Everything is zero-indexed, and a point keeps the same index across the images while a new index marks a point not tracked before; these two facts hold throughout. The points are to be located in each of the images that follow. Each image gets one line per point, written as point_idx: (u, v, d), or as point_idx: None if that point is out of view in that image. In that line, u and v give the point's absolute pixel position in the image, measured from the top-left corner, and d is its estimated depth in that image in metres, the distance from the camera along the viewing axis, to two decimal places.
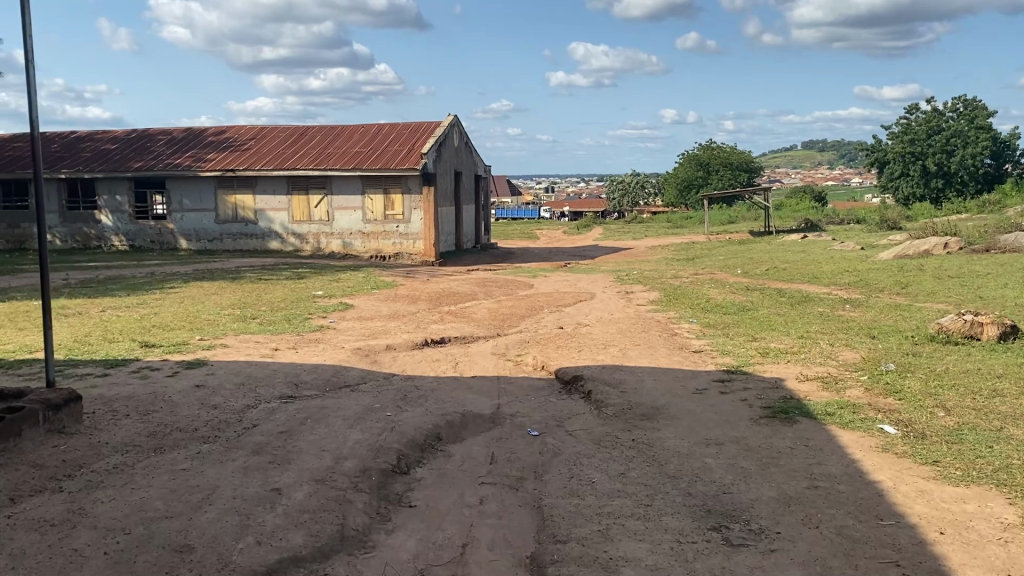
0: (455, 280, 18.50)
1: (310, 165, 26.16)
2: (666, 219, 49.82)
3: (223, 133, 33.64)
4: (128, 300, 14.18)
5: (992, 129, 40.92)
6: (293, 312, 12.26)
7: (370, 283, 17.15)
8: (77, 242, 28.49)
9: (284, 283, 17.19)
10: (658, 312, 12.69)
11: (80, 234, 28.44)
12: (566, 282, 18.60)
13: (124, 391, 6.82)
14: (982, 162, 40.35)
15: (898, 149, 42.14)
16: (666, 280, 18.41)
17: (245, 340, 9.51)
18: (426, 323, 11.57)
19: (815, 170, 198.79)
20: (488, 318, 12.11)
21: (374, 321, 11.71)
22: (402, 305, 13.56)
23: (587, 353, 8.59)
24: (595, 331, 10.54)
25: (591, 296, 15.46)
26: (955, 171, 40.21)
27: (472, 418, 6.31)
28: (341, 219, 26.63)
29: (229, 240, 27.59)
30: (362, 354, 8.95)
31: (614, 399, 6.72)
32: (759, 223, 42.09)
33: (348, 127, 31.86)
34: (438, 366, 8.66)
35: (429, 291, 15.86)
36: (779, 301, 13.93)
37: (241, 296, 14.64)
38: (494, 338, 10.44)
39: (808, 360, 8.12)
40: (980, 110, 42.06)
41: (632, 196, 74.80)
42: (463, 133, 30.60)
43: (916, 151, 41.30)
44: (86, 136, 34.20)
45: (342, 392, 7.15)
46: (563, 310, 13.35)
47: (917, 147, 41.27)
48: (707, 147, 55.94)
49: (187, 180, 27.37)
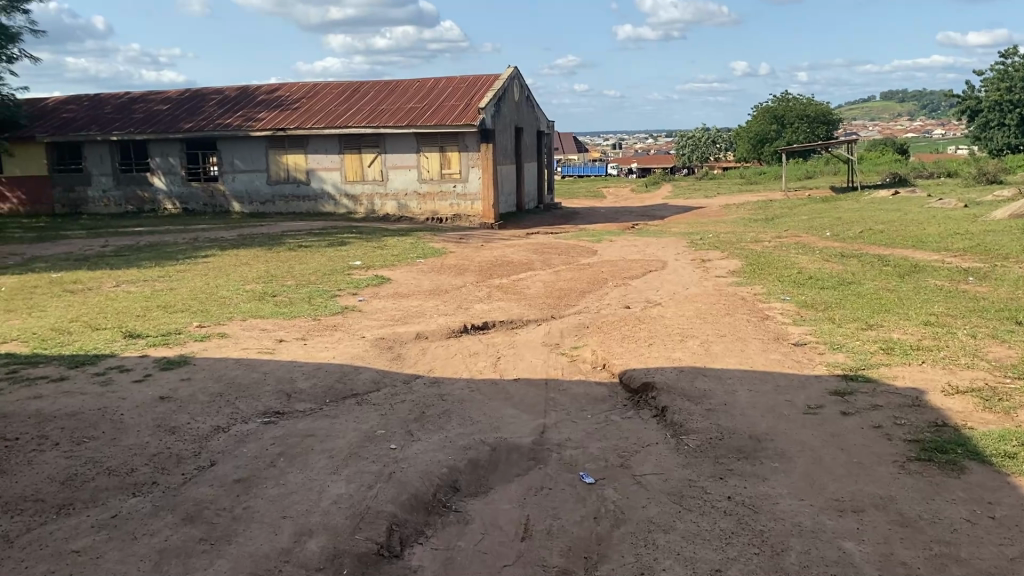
0: (510, 247, 16.86)
1: (362, 122, 24.67)
2: (740, 175, 47.05)
3: (275, 90, 32.47)
4: (150, 273, 12.95)
5: None
6: (321, 288, 10.79)
7: (417, 251, 15.64)
8: (131, 206, 27.69)
9: (326, 251, 15.81)
10: (743, 287, 10.79)
11: (133, 198, 27.62)
12: (632, 247, 16.77)
13: (70, 405, 5.38)
14: None
15: (994, 98, 38.35)
16: (744, 245, 16.41)
17: (252, 326, 8.06)
18: (468, 302, 9.96)
19: (898, 122, 189.64)
20: (542, 295, 10.42)
21: (410, 299, 10.14)
22: (446, 279, 11.95)
23: (661, 347, 6.84)
24: (669, 314, 8.76)
25: (662, 265, 13.63)
26: None
27: (505, 452, 4.68)
28: (395, 178, 25.16)
29: (281, 203, 26.44)
30: (384, 347, 7.39)
31: (698, 424, 5.01)
32: (841, 178, 39.12)
33: (403, 82, 30.27)
34: (475, 362, 7.03)
35: (479, 261, 14.22)
36: (883, 272, 11.84)
37: (273, 267, 13.25)
38: (549, 322, 8.77)
39: (950, 362, 6.21)
40: None
41: (702, 150, 71.52)
42: (523, 86, 28.74)
43: (1014, 99, 37.53)
44: (138, 96, 33.45)
45: (346, 406, 5.60)
46: (629, 284, 11.56)
47: (1014, 94, 37.40)
48: (783, 98, 52.45)
49: (237, 140, 26.19)
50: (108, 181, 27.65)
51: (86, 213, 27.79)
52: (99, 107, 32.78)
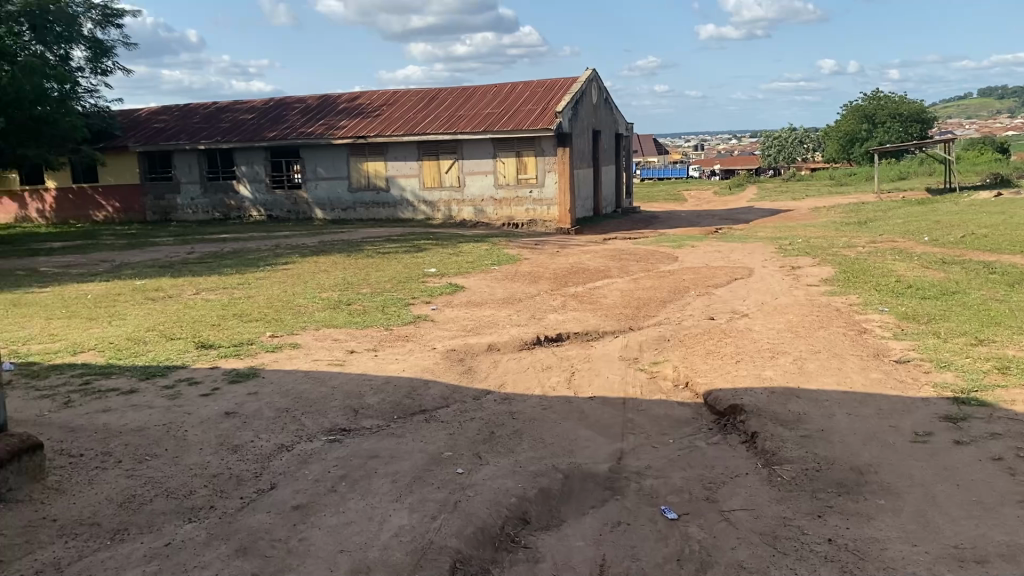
0: (588, 253, 16.47)
1: (439, 128, 24.68)
2: (828, 177, 45.40)
3: (356, 99, 32.89)
4: (230, 280, 13.08)
5: None
6: (396, 297, 10.64)
7: (494, 258, 15.41)
8: (218, 213, 28.38)
9: (403, 258, 15.75)
10: (835, 297, 10.16)
11: (220, 205, 28.30)
12: (715, 253, 16.17)
13: (137, 419, 5.29)
14: None
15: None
16: (834, 250, 15.61)
17: (325, 336, 7.93)
18: (543, 311, 9.66)
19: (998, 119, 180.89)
20: (620, 305, 10.03)
21: (485, 308, 9.90)
22: (522, 287, 11.68)
23: (748, 365, 6.39)
24: (756, 326, 8.26)
25: (748, 272, 13.06)
26: None
27: (580, 481, 4.36)
28: (473, 184, 25.10)
29: (362, 209, 26.69)
30: (455, 360, 7.15)
31: (792, 453, 4.59)
32: (937, 179, 37.25)
33: (481, 88, 30.23)
34: (549, 378, 6.72)
35: (556, 268, 13.92)
36: (990, 281, 11.01)
37: (349, 274, 13.22)
38: (627, 334, 8.40)
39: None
40: None
41: (788, 151, 69.56)
42: (601, 88, 28.35)
43: None
44: (225, 106, 34.37)
45: (414, 424, 5.37)
46: (713, 293, 11.06)
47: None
48: (874, 96, 50.38)
49: (319, 148, 26.55)
50: (197, 189, 28.40)
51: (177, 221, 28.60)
52: (188, 117, 33.78)
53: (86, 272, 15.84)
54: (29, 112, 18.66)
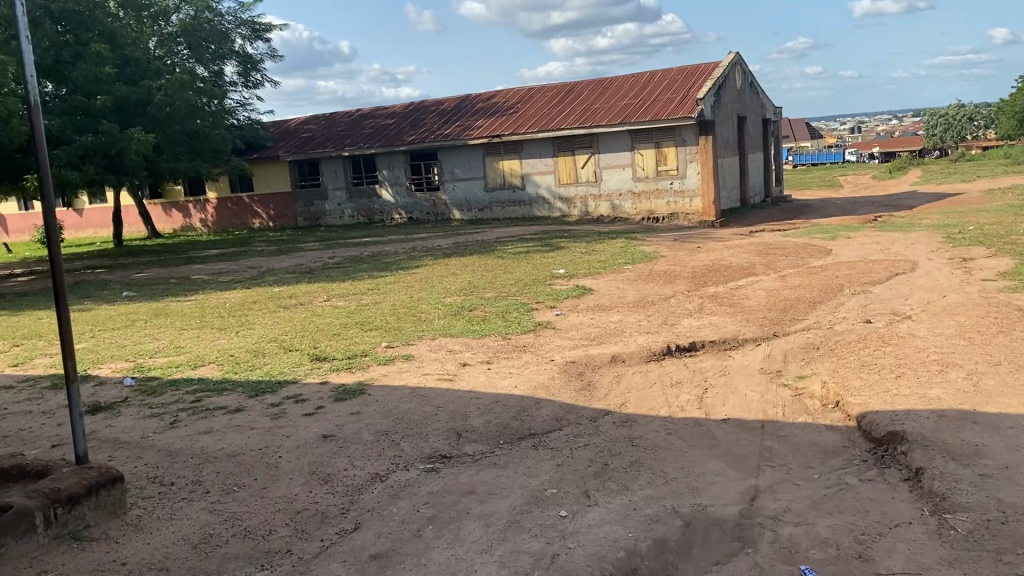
0: (731, 248, 15.50)
1: (575, 123, 24.15)
2: (1003, 156, 41.49)
3: (492, 98, 32.90)
4: (361, 285, 13.07)
5: None
6: (521, 302, 10.22)
7: (628, 257, 14.76)
8: (362, 217, 29.01)
9: (536, 258, 15.36)
10: (1016, 294, 8.88)
11: (364, 209, 28.93)
12: (873, 245, 14.81)
13: (233, 443, 5.07)
14: None
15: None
16: (1014, 239, 13.92)
17: (442, 346, 7.58)
18: (677, 315, 8.95)
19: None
20: (762, 307, 9.18)
21: (613, 313, 9.30)
22: (655, 288, 10.98)
23: (910, 381, 5.49)
24: (921, 331, 7.25)
25: (911, 266, 11.78)
26: None
27: (702, 530, 3.71)
28: (609, 179, 24.43)
29: (499, 209, 26.53)
30: (575, 374, 6.60)
31: (969, 498, 3.75)
32: None
33: (618, 80, 29.43)
34: (678, 395, 6.05)
35: (695, 266, 13.11)
36: None
37: (478, 277, 12.93)
38: (770, 342, 7.59)
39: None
40: None
41: (957, 129, 64.40)
42: (745, 73, 26.97)
43: None
44: (368, 113, 35.26)
45: (522, 451, 4.87)
46: (870, 291, 9.97)
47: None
48: None
49: (456, 149, 26.62)
50: (342, 194, 29.16)
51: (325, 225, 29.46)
52: (333, 125, 34.87)
53: (233, 280, 16.38)
54: (183, 127, 19.59)
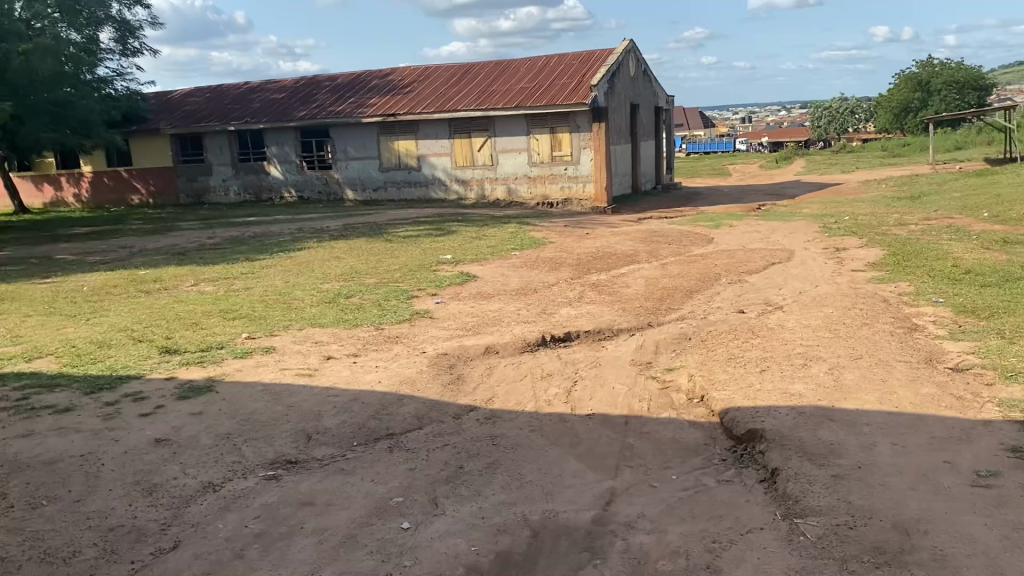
0: (619, 234, 15.53)
1: (470, 105, 23.78)
2: (880, 148, 43.43)
3: (387, 76, 32.15)
4: (235, 268, 12.42)
5: None
6: (401, 288, 9.86)
7: (517, 242, 14.57)
8: (250, 195, 27.90)
9: (424, 242, 14.98)
10: (881, 285, 9.12)
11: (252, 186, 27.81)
12: (754, 234, 15.10)
13: (53, 448, 4.58)
14: None
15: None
16: (884, 230, 14.43)
17: (307, 336, 7.16)
18: (557, 304, 8.78)
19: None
20: (642, 296, 9.12)
21: (493, 301, 9.06)
22: (539, 275, 10.82)
23: (775, 375, 5.45)
24: (790, 323, 7.30)
25: (787, 256, 12.02)
26: None
27: (551, 541, 3.50)
28: (505, 162, 24.19)
29: (393, 189, 25.97)
30: (444, 367, 6.32)
31: (819, 501, 3.68)
32: (997, 149, 35.19)
33: (515, 63, 29.21)
34: (548, 389, 5.85)
35: (581, 253, 13.03)
36: None
37: (360, 261, 12.47)
38: (647, 333, 7.50)
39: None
40: None
41: (840, 122, 67.14)
42: (639, 60, 27.19)
43: None
44: (257, 86, 33.92)
45: (375, 453, 4.56)
46: (747, 280, 10.08)
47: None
48: (930, 63, 48.00)
49: (349, 127, 25.83)
50: (228, 170, 27.94)
51: (209, 203, 28.19)
52: (219, 99, 33.37)
53: (100, 261, 15.36)
54: (47, 94, 18.28)
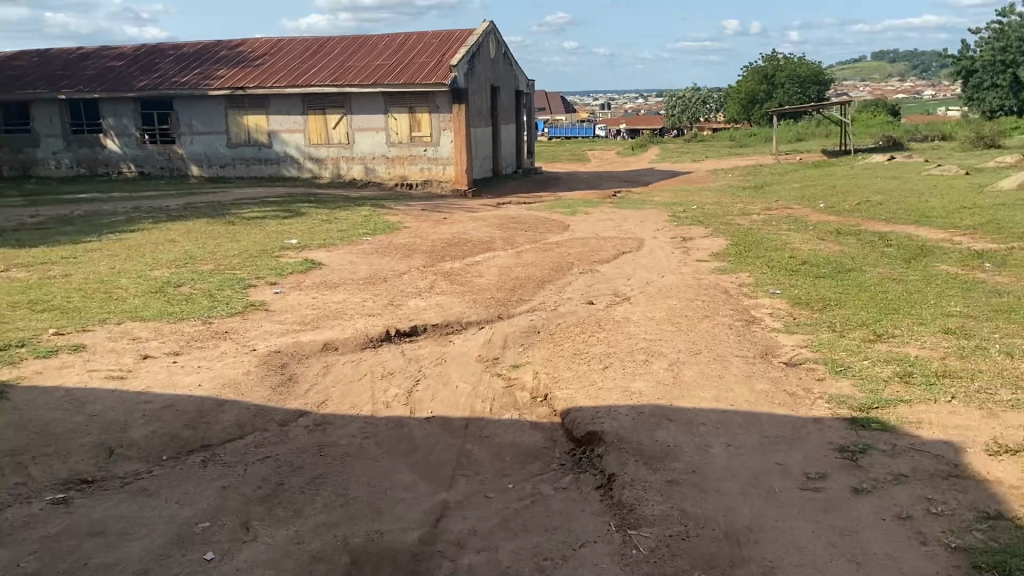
0: (474, 220, 15.33)
1: (325, 81, 22.90)
2: (729, 138, 45.29)
3: (237, 47, 30.58)
4: (56, 253, 11.36)
5: None
6: (239, 277, 9.26)
7: (369, 226, 14.11)
8: (84, 169, 25.90)
9: (270, 225, 14.27)
10: (724, 276, 9.33)
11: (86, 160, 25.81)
12: (607, 221, 15.26)
13: None
14: None
15: (986, 58, 36.32)
16: (729, 219, 14.92)
17: (125, 333, 6.53)
18: (405, 295, 8.45)
19: (892, 82, 187.04)
20: (493, 286, 8.93)
21: (337, 291, 8.64)
22: (389, 263, 10.46)
23: (617, 372, 5.36)
24: (636, 316, 7.30)
25: (637, 245, 12.18)
26: None
27: (372, 567, 3.24)
28: (362, 141, 23.47)
29: (242, 166, 24.74)
30: (277, 366, 5.88)
31: (653, 510, 3.58)
32: (833, 142, 37.39)
33: (372, 39, 28.41)
34: (387, 389, 5.54)
35: (436, 239, 12.74)
36: (887, 256, 10.42)
37: (198, 247, 11.68)
38: (495, 325, 7.31)
39: (999, 401, 4.72)
40: None
41: (692, 112, 69.61)
42: (500, 42, 27.03)
43: (1006, 59, 35.49)
44: (92, 52, 31.51)
45: (186, 469, 4.14)
46: (597, 270, 10.09)
47: (1007, 54, 35.49)
48: (774, 57, 50.42)
49: (194, 100, 24.34)
50: (59, 142, 25.80)
51: (37, 176, 25.97)
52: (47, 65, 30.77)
53: None
54: None
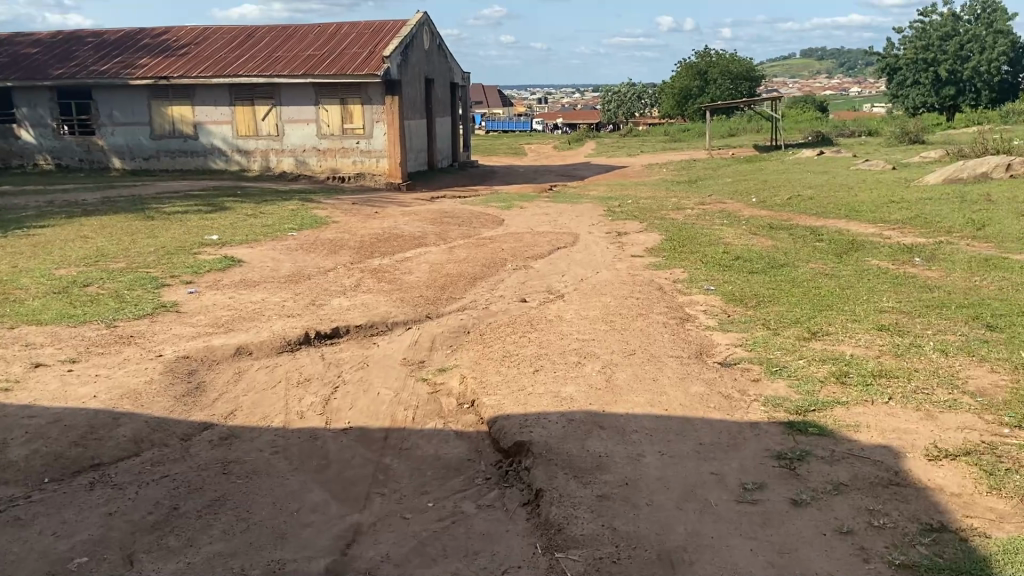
0: (406, 215, 14.93)
1: (253, 71, 22.15)
2: (664, 132, 45.63)
3: (161, 35, 29.48)
4: None
5: (1014, 33, 36.02)
6: (151, 276, 8.74)
7: (296, 221, 13.62)
8: None
9: (192, 220, 13.66)
10: (658, 272, 9.17)
11: None
12: (542, 216, 15.03)
13: None
14: (1001, 70, 35.46)
15: (910, 55, 37.19)
16: (663, 213, 14.83)
17: (19, 338, 6.02)
18: (329, 294, 8.06)
19: (820, 79, 191.62)
20: (421, 284, 8.60)
21: (257, 290, 8.21)
22: (315, 260, 10.04)
23: (546, 375, 5.09)
24: (567, 314, 7.06)
25: (572, 240, 11.98)
26: (968, 80, 35.68)
27: None
28: (292, 133, 22.79)
29: (166, 158, 23.81)
30: (184, 374, 5.46)
31: (582, 529, 3.32)
32: (765, 137, 37.89)
33: (302, 29, 27.68)
34: (303, 397, 5.18)
35: (365, 234, 12.34)
36: (819, 250, 10.42)
37: (112, 243, 11.07)
38: (423, 325, 6.97)
39: (936, 402, 4.60)
40: (1001, 13, 36.80)
41: (628, 107, 70.03)
42: (433, 34, 26.58)
43: (928, 58, 36.46)
44: (5, 39, 30.03)
45: (70, 492, 3.74)
46: (531, 266, 9.83)
47: (929, 52, 36.40)
48: (707, 53, 50.95)
49: (114, 89, 23.32)
50: None
51: None
52: None
53: None
54: None
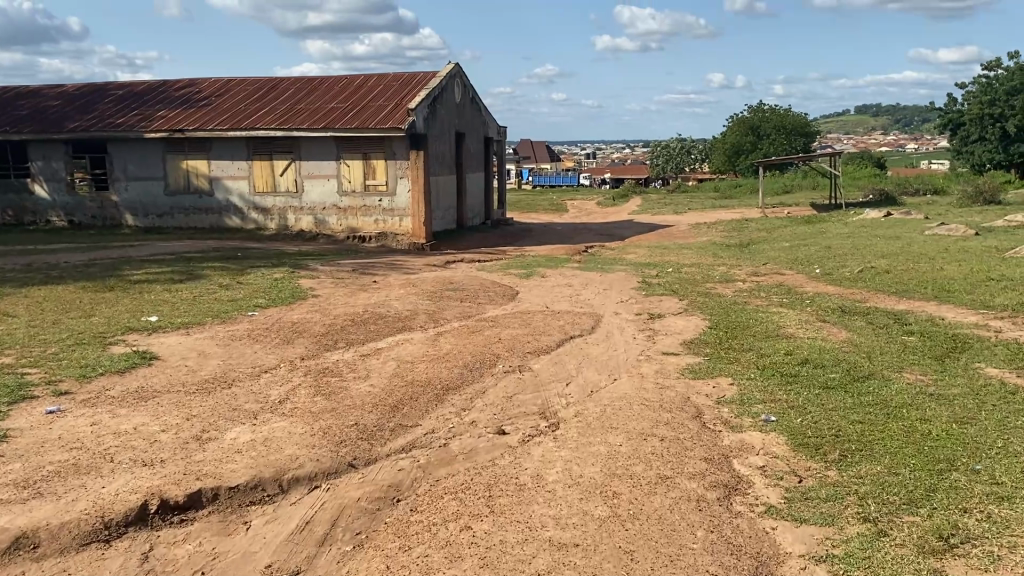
0: (406, 287, 12.72)
1: (270, 124, 20.46)
2: (714, 188, 43.31)
3: (186, 86, 28.29)
4: None
5: None
6: (23, 382, 6.62)
7: (273, 294, 11.54)
8: (9, 218, 23.18)
9: (152, 292, 11.66)
10: (697, 385, 6.76)
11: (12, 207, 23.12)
12: (563, 289, 12.75)
13: None
14: None
15: (975, 111, 34.39)
16: (707, 288, 12.46)
17: None
18: (242, 417, 5.82)
19: (877, 133, 187.39)
20: (374, 399, 6.32)
21: (151, 410, 5.99)
22: (259, 354, 7.85)
23: None
24: (556, 471, 4.70)
25: (595, 326, 9.64)
26: None
27: None
28: (312, 189, 20.89)
29: (180, 215, 22.06)
30: None
31: None
32: (822, 195, 35.22)
33: (330, 82, 26.14)
34: None
35: (344, 314, 10.19)
36: (909, 351, 7.92)
37: (33, 326, 9.07)
38: (345, 485, 4.65)
39: None
40: None
41: (677, 161, 67.76)
42: (465, 85, 24.76)
43: (994, 113, 33.52)
44: (32, 93, 29.16)
45: None
46: (532, 368, 7.54)
47: (995, 108, 33.45)
48: (759, 108, 48.79)
49: (127, 141, 21.78)
50: None
51: None
52: None
53: None
54: None
